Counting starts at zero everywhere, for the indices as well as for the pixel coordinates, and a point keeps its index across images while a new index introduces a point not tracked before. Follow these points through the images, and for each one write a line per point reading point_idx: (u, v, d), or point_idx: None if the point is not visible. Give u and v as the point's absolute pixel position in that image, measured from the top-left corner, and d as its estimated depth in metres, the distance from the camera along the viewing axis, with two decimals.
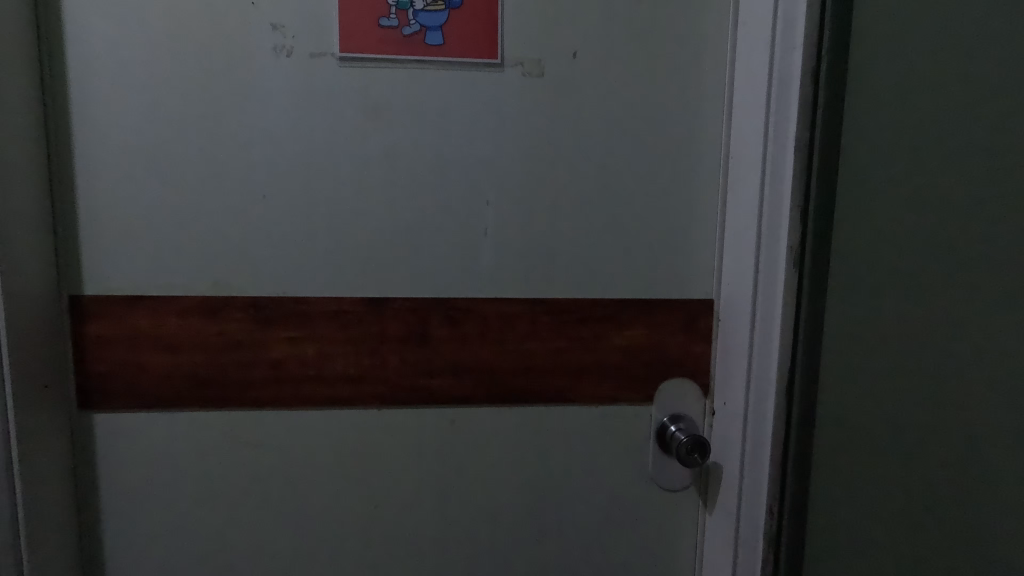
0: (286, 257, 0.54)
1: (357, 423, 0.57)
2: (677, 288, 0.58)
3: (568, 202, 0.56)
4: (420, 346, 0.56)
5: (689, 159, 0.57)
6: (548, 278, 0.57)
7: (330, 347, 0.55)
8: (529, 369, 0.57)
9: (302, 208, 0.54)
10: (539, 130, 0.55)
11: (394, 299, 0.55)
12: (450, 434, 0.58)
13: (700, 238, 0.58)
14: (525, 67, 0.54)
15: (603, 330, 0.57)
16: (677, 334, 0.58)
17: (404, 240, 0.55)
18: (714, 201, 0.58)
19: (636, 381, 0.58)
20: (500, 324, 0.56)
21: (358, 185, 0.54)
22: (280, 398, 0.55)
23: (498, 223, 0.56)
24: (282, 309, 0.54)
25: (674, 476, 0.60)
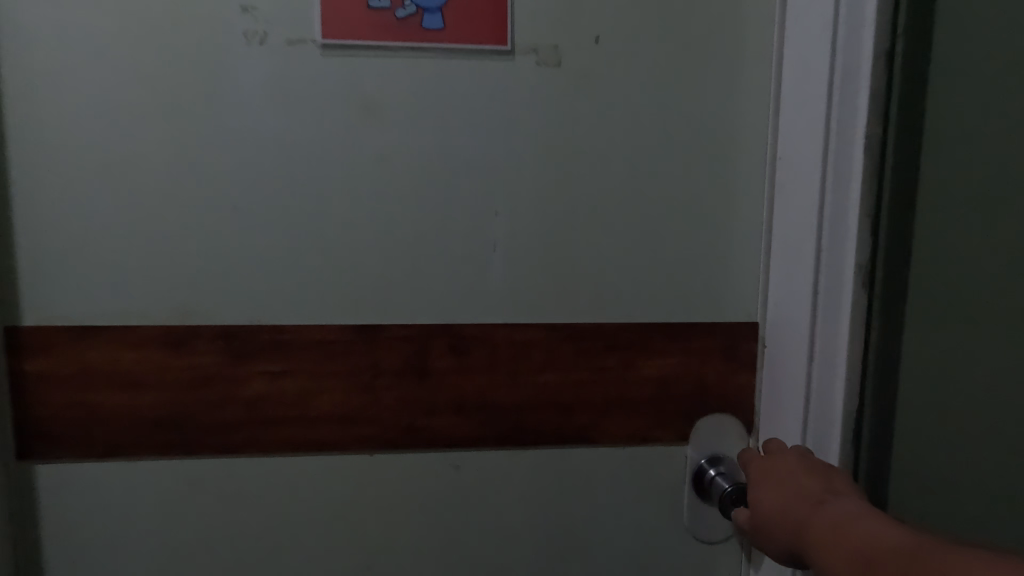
0: (262, 277, 0.46)
1: (348, 469, 0.49)
2: (715, 310, 0.50)
3: (590, 211, 0.48)
4: (420, 380, 0.48)
5: (729, 160, 0.49)
6: (568, 299, 0.49)
7: (317, 382, 0.47)
8: (546, 405, 0.49)
9: (281, 221, 0.46)
10: (556, 128, 0.47)
11: (389, 325, 0.48)
12: (455, 481, 0.50)
13: (742, 250, 0.50)
14: (540, 56, 0.47)
15: (633, 358, 0.50)
16: (715, 363, 0.50)
17: (399, 258, 0.47)
18: (760, 208, 0.50)
19: (669, 417, 0.51)
20: (512, 353, 0.49)
21: (346, 192, 0.46)
22: (259, 441, 0.48)
23: (508, 237, 0.48)
24: (258, 338, 0.47)
25: (714, 525, 0.52)
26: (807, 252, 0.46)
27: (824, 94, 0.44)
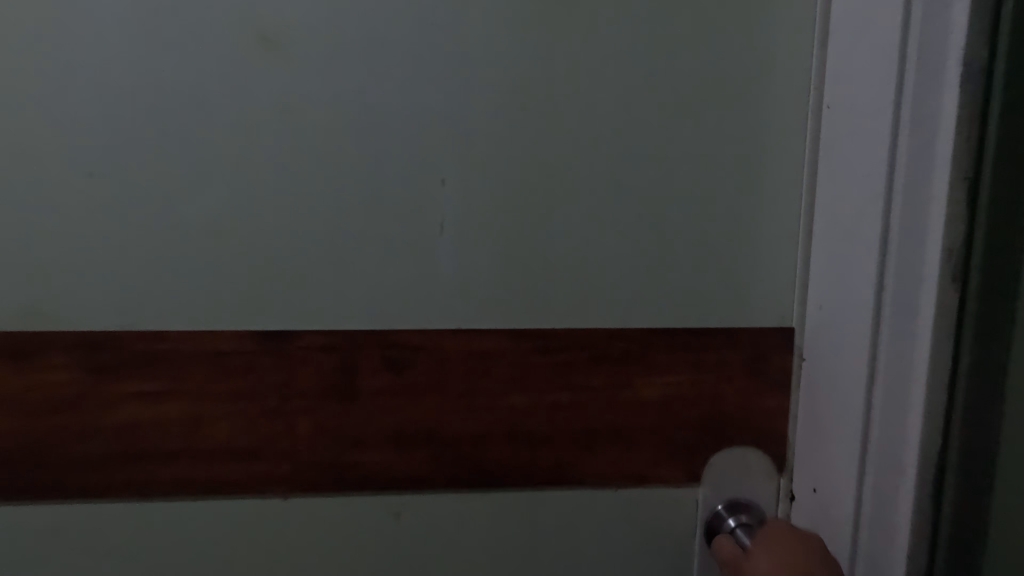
0: (133, 267, 0.35)
1: (253, 520, 0.37)
2: (737, 310, 0.38)
3: (569, 177, 0.37)
4: (345, 403, 0.37)
5: (756, 114, 0.37)
6: (542, 295, 0.37)
7: (208, 407, 0.36)
8: (513, 435, 0.38)
9: (158, 193, 0.35)
10: (523, 66, 0.36)
11: (304, 332, 0.36)
12: (395, 533, 0.38)
13: (773, 231, 0.38)
14: None
15: (627, 375, 0.38)
16: (737, 381, 0.38)
17: (315, 241, 0.36)
18: (798, 179, 0.37)
19: (675, 450, 0.39)
20: (467, 368, 0.37)
21: (244, 156, 0.35)
22: (135, 485, 0.36)
23: (461, 213, 0.36)
24: (131, 348, 0.35)
25: None
26: (868, 255, 0.34)
27: (897, 47, 0.32)
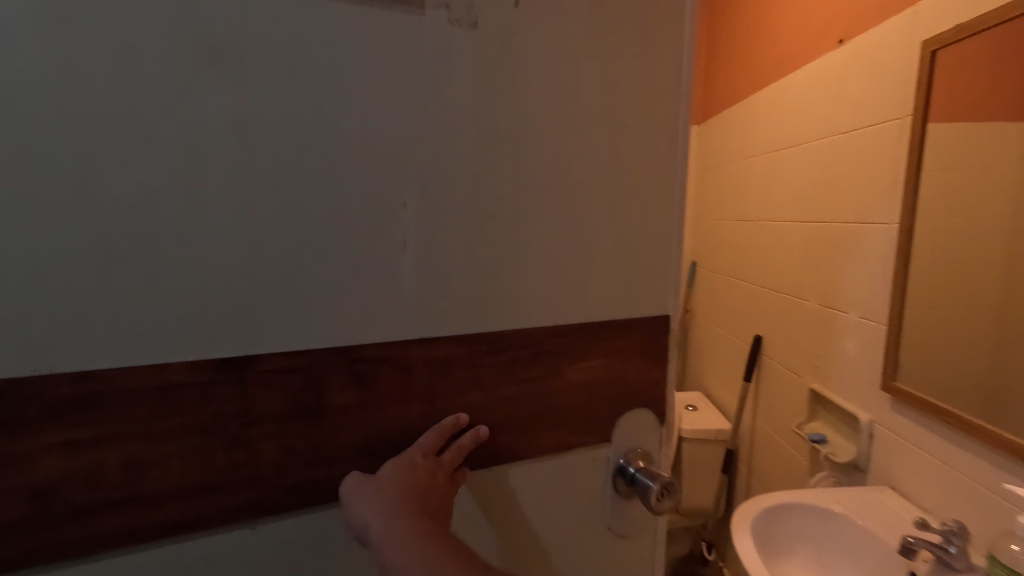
0: (32, 300, 0.30)
1: (206, 563, 0.36)
2: (639, 302, 0.49)
3: (519, 195, 0.42)
4: (314, 422, 0.37)
5: (650, 147, 0.47)
6: (495, 299, 0.42)
7: (152, 447, 0.33)
8: (473, 428, 0.43)
9: (68, 224, 0.30)
10: (479, 97, 0.39)
11: (266, 355, 0.35)
12: (363, 543, 0.40)
13: (658, 243, 0.48)
14: (451, 12, 0.38)
15: (558, 363, 0.46)
16: (634, 360, 0.49)
17: (272, 260, 0.35)
18: (676, 201, 0.49)
19: (594, 420, 0.48)
20: (430, 373, 0.41)
21: (184, 171, 0.32)
22: (58, 550, 0.32)
23: (421, 233, 0.39)
24: (31, 401, 0.30)
25: (632, 518, 0.52)
26: None
27: None
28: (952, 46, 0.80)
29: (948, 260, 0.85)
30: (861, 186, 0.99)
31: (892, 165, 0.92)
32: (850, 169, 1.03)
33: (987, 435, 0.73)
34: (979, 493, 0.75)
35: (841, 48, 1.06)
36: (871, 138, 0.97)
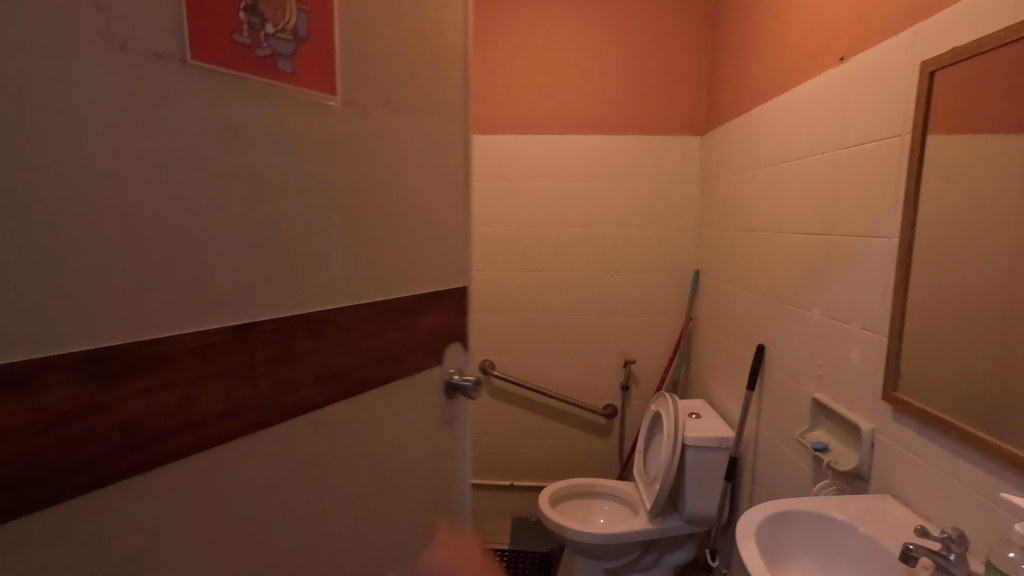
0: (163, 256, 0.81)
1: (255, 439, 0.97)
2: (423, 274, 1.33)
3: (378, 212, 1.18)
4: (288, 359, 1.01)
5: (424, 179, 1.31)
6: (373, 272, 1.18)
7: (208, 376, 0.87)
8: (362, 359, 1.17)
9: (181, 235, 0.83)
10: (363, 144, 1.13)
11: (263, 322, 0.96)
12: (320, 427, 1.09)
13: (440, 253, 1.38)
14: (356, 106, 1.11)
15: (392, 323, 1.24)
16: (420, 321, 1.34)
17: (274, 252, 0.97)
18: (436, 217, 1.35)
19: (403, 351, 1.29)
20: (350, 330, 1.13)
21: (224, 190, 0.89)
22: (175, 425, 0.84)
23: (340, 235, 1.09)
24: (185, 245, 0.84)
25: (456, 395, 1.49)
26: None
27: None
28: (946, 74, 1.39)
29: (970, 246, 1.41)
30: (863, 184, 1.70)
31: (896, 169, 1.55)
32: (871, 166, 1.66)
33: (971, 434, 1.26)
34: (989, 506, 1.23)
35: (844, 63, 1.82)
36: (851, 158, 1.76)
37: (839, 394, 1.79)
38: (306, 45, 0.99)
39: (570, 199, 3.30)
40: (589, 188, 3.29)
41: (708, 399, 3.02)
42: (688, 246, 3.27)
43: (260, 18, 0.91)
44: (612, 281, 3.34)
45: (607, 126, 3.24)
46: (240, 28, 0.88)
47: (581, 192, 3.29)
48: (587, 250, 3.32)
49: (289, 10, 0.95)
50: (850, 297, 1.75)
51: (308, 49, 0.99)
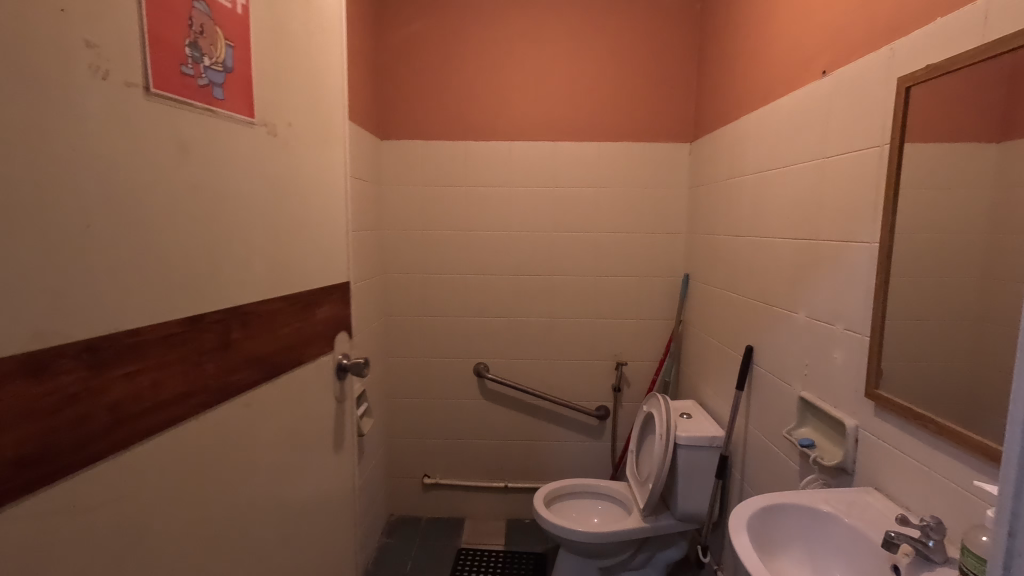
0: (133, 248, 1.04)
1: (196, 412, 1.22)
2: (316, 276, 1.74)
3: (280, 223, 1.53)
4: (224, 347, 1.30)
5: (311, 199, 1.70)
6: (281, 277, 1.54)
7: (167, 362, 1.12)
8: (271, 348, 1.49)
9: (146, 234, 1.07)
10: (272, 169, 1.48)
11: (206, 317, 1.24)
12: (244, 405, 1.39)
13: (325, 256, 1.80)
14: (269, 128, 1.46)
15: (292, 319, 1.60)
16: (314, 316, 1.73)
17: (212, 261, 1.25)
18: (318, 226, 1.75)
19: (300, 340, 1.65)
20: (265, 323, 1.46)
21: (174, 205, 1.14)
22: (146, 399, 1.07)
23: (257, 244, 1.42)
24: (148, 242, 1.07)
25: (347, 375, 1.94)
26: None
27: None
28: (924, 89, 1.54)
29: (938, 244, 1.59)
30: (845, 191, 1.88)
31: (876, 173, 1.71)
32: (854, 174, 1.83)
33: (944, 427, 1.42)
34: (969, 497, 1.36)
35: (826, 75, 2.02)
36: (834, 164, 1.94)
37: (826, 391, 1.97)
38: (231, 79, 1.30)
39: (570, 208, 3.60)
40: (590, 195, 3.60)
41: (700, 400, 3.33)
42: (678, 251, 3.63)
43: (201, 53, 1.19)
44: (607, 284, 3.67)
45: (591, 134, 3.55)
46: (187, 61, 1.16)
47: (584, 200, 3.60)
48: (576, 258, 3.65)
49: (219, 46, 1.25)
50: (835, 298, 1.93)
51: (231, 81, 1.30)
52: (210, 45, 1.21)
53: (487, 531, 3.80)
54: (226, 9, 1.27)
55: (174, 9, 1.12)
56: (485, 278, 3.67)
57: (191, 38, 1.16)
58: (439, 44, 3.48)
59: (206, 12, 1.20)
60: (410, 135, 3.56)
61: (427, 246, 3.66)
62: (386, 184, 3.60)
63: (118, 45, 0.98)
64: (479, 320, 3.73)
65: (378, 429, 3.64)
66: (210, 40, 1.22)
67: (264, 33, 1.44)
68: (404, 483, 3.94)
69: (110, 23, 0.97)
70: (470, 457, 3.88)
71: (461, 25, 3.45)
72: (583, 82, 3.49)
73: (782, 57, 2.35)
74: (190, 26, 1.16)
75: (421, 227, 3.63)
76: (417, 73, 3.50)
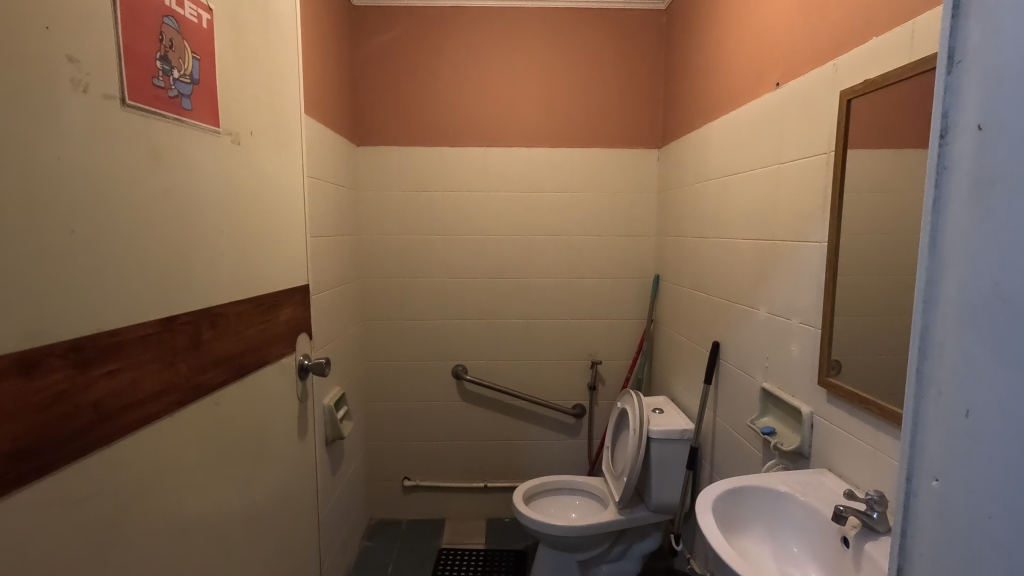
0: (122, 233, 1.44)
1: (168, 396, 1.62)
2: (266, 289, 2.24)
3: (235, 236, 1.98)
4: (190, 346, 1.72)
5: (261, 216, 2.19)
6: (236, 293, 1.99)
7: (141, 358, 1.52)
8: (227, 351, 1.93)
9: (127, 235, 1.46)
10: (229, 188, 1.94)
11: (174, 319, 1.65)
12: (214, 406, 1.85)
13: (276, 266, 2.33)
14: (231, 135, 1.95)
15: (244, 326, 2.05)
16: (263, 323, 2.21)
17: (177, 283, 1.66)
18: (268, 237, 2.25)
19: (253, 341, 2.12)
20: (222, 328, 1.90)
21: (146, 220, 1.53)
22: (127, 384, 1.46)
23: (216, 258, 1.86)
24: (127, 242, 1.46)
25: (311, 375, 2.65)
26: (935, 432, 0.83)
27: (961, 353, 0.78)
28: (858, 100, 2.02)
29: (868, 226, 2.07)
30: (797, 197, 2.41)
31: (822, 173, 2.22)
32: (804, 178, 2.36)
33: (879, 407, 1.88)
34: (891, 465, 1.84)
35: (779, 86, 2.54)
36: (789, 167, 2.47)
37: (785, 383, 2.49)
38: (195, 92, 1.73)
39: (547, 208, 4.20)
40: (563, 200, 4.21)
41: (671, 395, 3.95)
42: (649, 255, 4.28)
43: (170, 65, 1.61)
44: (578, 286, 4.29)
45: (573, 140, 4.16)
46: (159, 75, 1.57)
47: (559, 206, 4.21)
48: (551, 263, 4.26)
49: (186, 59, 1.67)
50: (792, 295, 2.44)
51: (194, 96, 1.73)
52: (177, 58, 1.63)
53: (464, 532, 4.35)
54: (190, 26, 1.70)
55: (147, 30, 1.52)
56: (467, 283, 4.24)
57: (161, 52, 1.57)
58: (418, 65, 4.05)
59: (174, 28, 1.62)
60: (388, 140, 4.11)
61: (411, 260, 4.22)
62: (367, 194, 4.14)
63: (97, 67, 1.35)
64: (455, 323, 4.29)
65: (359, 434, 4.18)
66: (177, 53, 1.63)
67: (224, 50, 1.91)
68: (387, 486, 4.47)
69: (89, 47, 1.33)
70: (451, 458, 4.44)
71: (438, 47, 4.04)
72: (558, 95, 4.10)
73: (739, 72, 2.95)
74: (160, 41, 1.57)
75: (400, 231, 4.18)
76: (406, 89, 4.07)
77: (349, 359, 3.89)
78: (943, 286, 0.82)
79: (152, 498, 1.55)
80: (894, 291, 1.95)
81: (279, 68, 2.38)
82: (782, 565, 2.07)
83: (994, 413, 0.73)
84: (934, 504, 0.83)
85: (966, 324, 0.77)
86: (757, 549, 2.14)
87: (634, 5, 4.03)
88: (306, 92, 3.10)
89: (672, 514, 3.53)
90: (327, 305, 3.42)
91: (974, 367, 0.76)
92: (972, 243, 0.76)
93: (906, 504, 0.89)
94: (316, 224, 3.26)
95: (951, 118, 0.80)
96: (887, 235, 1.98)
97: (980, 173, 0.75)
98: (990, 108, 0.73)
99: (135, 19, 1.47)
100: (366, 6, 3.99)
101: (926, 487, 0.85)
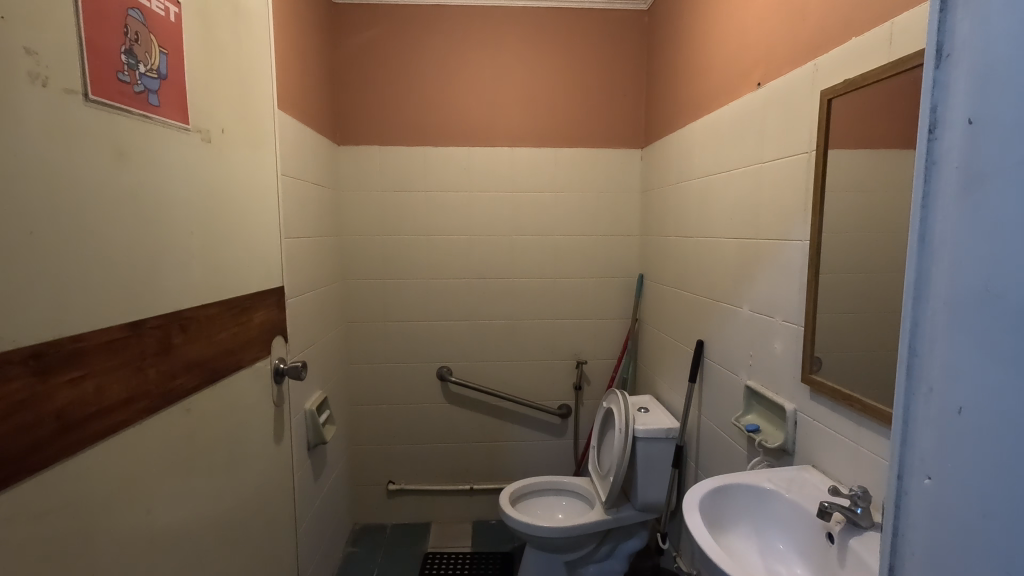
0: (83, 240, 1.26)
1: (139, 413, 1.45)
2: (240, 285, 2.07)
3: (207, 232, 1.81)
4: (160, 352, 1.55)
5: (234, 213, 2.02)
6: (209, 291, 1.83)
7: (107, 365, 1.34)
8: (199, 357, 1.76)
9: (90, 241, 1.28)
10: (201, 182, 1.77)
11: (144, 322, 1.48)
12: (186, 414, 1.67)
13: (250, 263, 2.16)
14: (201, 134, 1.77)
15: (217, 329, 1.88)
16: (236, 321, 2.04)
17: (147, 286, 1.49)
18: (242, 231, 2.08)
19: (226, 347, 1.95)
20: (195, 330, 1.73)
21: (113, 224, 1.36)
22: (94, 395, 1.29)
23: (188, 255, 1.69)
24: (87, 251, 1.27)
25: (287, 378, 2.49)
26: (923, 434, 0.70)
27: (950, 353, 0.66)
28: (836, 99, 1.92)
29: (848, 221, 1.97)
30: (779, 194, 2.31)
31: (803, 173, 2.12)
32: (784, 176, 2.27)
33: (863, 403, 1.77)
34: (878, 462, 1.73)
35: (761, 87, 2.45)
36: (769, 166, 2.38)
37: (767, 380, 2.40)
38: (163, 87, 1.56)
39: (531, 205, 4.07)
40: (548, 199, 4.09)
41: (655, 394, 3.85)
42: (632, 255, 4.18)
43: (135, 60, 1.43)
44: (563, 286, 4.16)
45: (555, 140, 4.03)
46: (124, 70, 1.39)
47: (544, 204, 4.08)
48: (538, 261, 4.13)
49: (152, 54, 1.50)
50: (774, 293, 2.35)
51: (163, 92, 1.56)
52: (144, 53, 1.46)
53: (451, 535, 4.20)
54: (157, 20, 1.53)
55: (111, 22, 1.35)
56: (452, 282, 4.09)
57: (126, 46, 1.40)
58: (395, 63, 3.88)
59: (140, 21, 1.45)
60: (366, 141, 3.94)
61: (390, 259, 4.04)
62: (345, 193, 3.96)
63: (56, 59, 1.18)
64: (439, 324, 4.14)
65: (342, 439, 3.99)
66: (143, 48, 1.46)
67: (194, 40, 1.74)
68: (371, 491, 4.29)
69: (46, 36, 1.16)
70: (436, 461, 4.29)
71: (418, 46, 3.87)
72: (538, 94, 3.97)
73: (722, 72, 2.85)
74: (125, 35, 1.39)
75: (380, 231, 4.01)
76: (384, 88, 3.90)
77: (331, 364, 3.71)
78: (930, 279, 0.69)
79: (123, 523, 1.39)
80: (879, 283, 1.85)
81: (252, 61, 2.20)
82: (768, 562, 1.96)
83: (993, 424, 0.61)
84: (923, 511, 0.71)
85: (958, 326, 0.64)
86: (742, 547, 2.02)
87: (615, 6, 3.92)
88: (283, 88, 2.90)
89: (658, 513, 3.42)
90: (308, 306, 3.24)
91: (965, 369, 0.64)
92: (962, 233, 0.64)
93: (896, 517, 0.76)
94: (296, 224, 3.07)
95: (939, 113, 0.67)
96: (872, 231, 1.88)
97: (968, 164, 0.63)
98: (979, 98, 0.61)
99: (97, 8, 1.30)
100: (344, 4, 3.82)
101: (916, 506, 0.72)
